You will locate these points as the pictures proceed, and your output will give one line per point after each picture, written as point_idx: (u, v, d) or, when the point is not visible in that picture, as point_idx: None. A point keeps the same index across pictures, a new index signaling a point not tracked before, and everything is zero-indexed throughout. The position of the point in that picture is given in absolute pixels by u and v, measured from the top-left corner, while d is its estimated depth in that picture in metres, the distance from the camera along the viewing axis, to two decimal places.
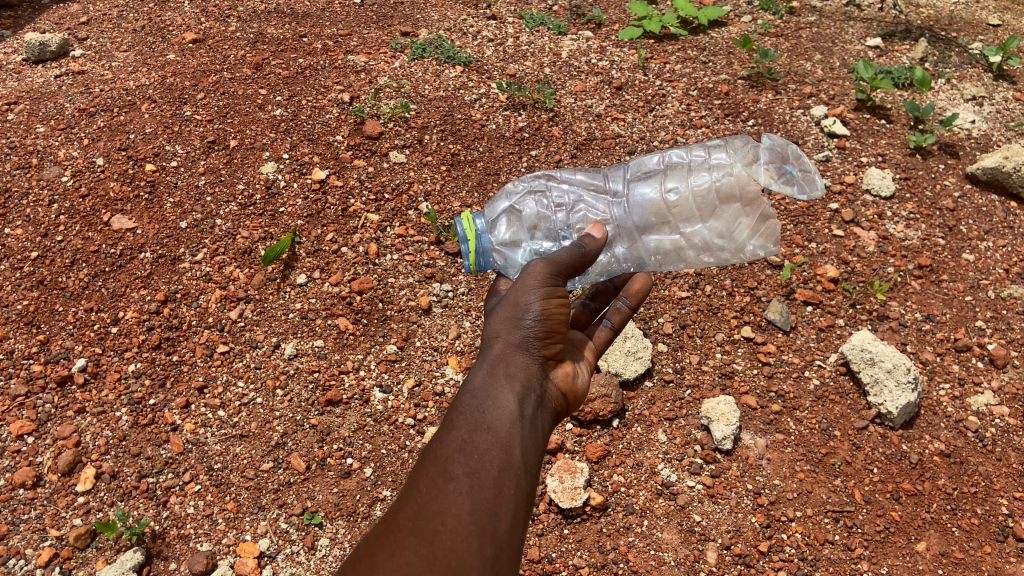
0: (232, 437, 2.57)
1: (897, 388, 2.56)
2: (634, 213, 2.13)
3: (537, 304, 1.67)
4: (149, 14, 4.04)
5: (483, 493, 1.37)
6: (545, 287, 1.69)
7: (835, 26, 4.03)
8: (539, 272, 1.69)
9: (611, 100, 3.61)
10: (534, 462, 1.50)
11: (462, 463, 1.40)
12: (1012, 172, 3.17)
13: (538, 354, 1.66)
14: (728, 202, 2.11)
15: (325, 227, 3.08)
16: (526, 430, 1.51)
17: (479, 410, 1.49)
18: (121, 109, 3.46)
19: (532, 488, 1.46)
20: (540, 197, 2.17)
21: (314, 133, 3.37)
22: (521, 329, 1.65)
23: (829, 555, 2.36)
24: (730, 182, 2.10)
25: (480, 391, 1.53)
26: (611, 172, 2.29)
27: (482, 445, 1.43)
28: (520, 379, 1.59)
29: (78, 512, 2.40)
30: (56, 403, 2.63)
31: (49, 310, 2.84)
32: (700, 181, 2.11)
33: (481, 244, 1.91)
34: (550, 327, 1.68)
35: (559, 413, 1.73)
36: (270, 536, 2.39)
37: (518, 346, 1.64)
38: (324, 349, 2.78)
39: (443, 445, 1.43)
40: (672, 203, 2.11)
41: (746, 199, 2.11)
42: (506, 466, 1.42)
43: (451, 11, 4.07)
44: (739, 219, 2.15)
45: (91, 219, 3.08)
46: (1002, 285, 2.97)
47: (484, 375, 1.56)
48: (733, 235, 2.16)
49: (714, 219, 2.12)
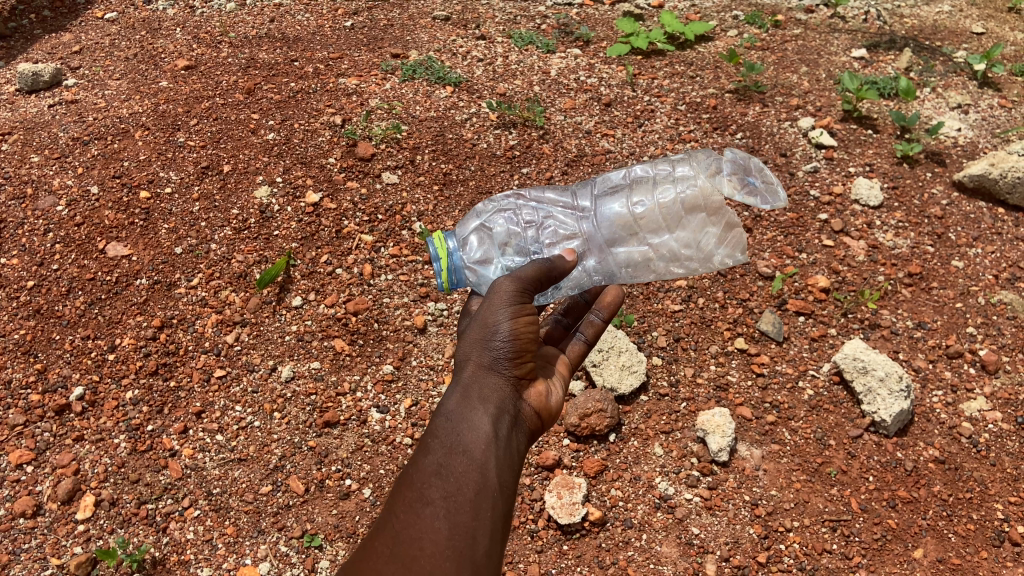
0: (230, 461, 2.58)
1: (890, 396, 2.58)
2: (603, 227, 2.17)
3: (506, 325, 1.69)
4: (142, 42, 4.08)
5: (461, 516, 1.39)
6: (512, 305, 1.70)
7: (820, 39, 4.08)
8: (506, 292, 1.71)
9: (601, 116, 3.64)
10: (510, 482, 1.52)
11: (438, 487, 1.42)
12: (999, 178, 3.21)
13: (511, 375, 1.68)
14: (694, 212, 2.12)
15: (320, 249, 3.11)
16: (501, 452, 1.53)
17: (454, 433, 1.51)
18: (115, 137, 3.49)
19: (508, 509, 1.49)
20: (510, 215, 2.21)
21: (307, 156, 3.40)
22: (492, 350, 1.67)
23: (827, 565, 2.38)
24: (694, 192, 2.11)
25: (456, 414, 1.56)
26: (579, 190, 2.32)
27: (458, 468, 1.45)
28: (494, 402, 1.62)
29: (79, 540, 2.40)
30: (55, 432, 2.64)
31: (46, 339, 2.85)
32: (665, 194, 2.13)
33: (453, 264, 1.94)
34: (521, 346, 1.70)
35: (535, 433, 1.74)
36: (270, 560, 2.39)
37: (490, 367, 1.66)
38: (321, 370, 2.79)
39: (419, 470, 1.45)
40: (638, 215, 2.14)
41: (711, 209, 2.12)
42: (482, 489, 1.44)
43: (440, 32, 4.11)
44: (705, 229, 2.15)
45: (86, 246, 3.10)
46: (992, 291, 3.00)
47: (458, 398, 1.59)
48: (701, 244, 2.17)
49: (681, 231, 2.14)
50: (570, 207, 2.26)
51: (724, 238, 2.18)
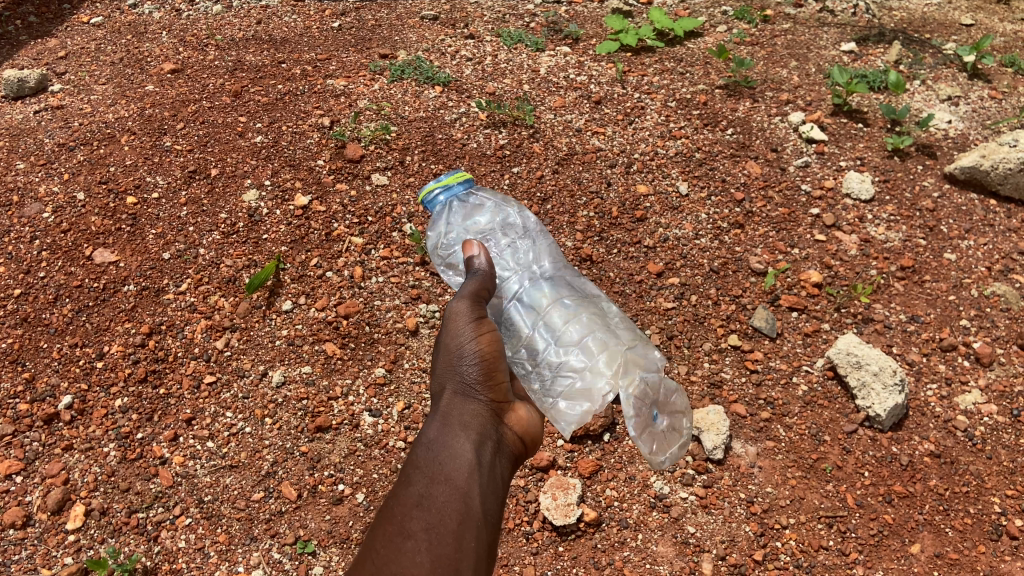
0: (222, 468, 2.56)
1: (884, 391, 2.58)
2: (535, 292, 2.21)
3: (474, 347, 1.75)
4: (128, 46, 4.05)
5: (444, 547, 1.38)
6: (481, 328, 1.78)
7: (810, 33, 4.07)
8: (465, 311, 1.78)
9: (591, 114, 3.62)
10: (493, 511, 1.53)
11: (420, 519, 1.41)
12: (990, 170, 3.20)
13: (487, 402, 1.72)
14: (583, 354, 2.02)
15: (309, 252, 3.08)
16: (483, 479, 1.54)
17: (435, 463, 1.53)
18: (101, 142, 3.46)
19: (492, 540, 1.49)
20: (509, 229, 2.41)
21: (296, 158, 3.37)
22: (463, 375, 1.73)
23: (824, 561, 2.36)
24: (603, 346, 2.02)
25: (435, 443, 1.58)
26: (567, 269, 2.42)
27: (440, 497, 1.46)
28: (474, 429, 1.65)
29: (70, 551, 2.38)
30: (43, 441, 2.61)
31: (33, 348, 2.82)
32: (588, 326, 2.09)
33: (442, 193, 2.13)
34: (490, 371, 1.76)
35: (515, 460, 1.76)
36: (263, 567, 2.38)
37: (464, 394, 1.71)
38: (312, 375, 2.77)
39: (401, 504, 1.45)
40: (556, 314, 2.14)
41: (592, 368, 1.97)
42: (465, 519, 1.45)
43: (428, 31, 4.09)
44: (570, 374, 2.00)
45: (73, 253, 3.07)
46: (985, 283, 2.99)
47: (439, 427, 1.62)
48: (555, 380, 2.01)
49: (561, 354, 2.04)
50: (545, 263, 2.35)
51: (573, 398, 1.96)
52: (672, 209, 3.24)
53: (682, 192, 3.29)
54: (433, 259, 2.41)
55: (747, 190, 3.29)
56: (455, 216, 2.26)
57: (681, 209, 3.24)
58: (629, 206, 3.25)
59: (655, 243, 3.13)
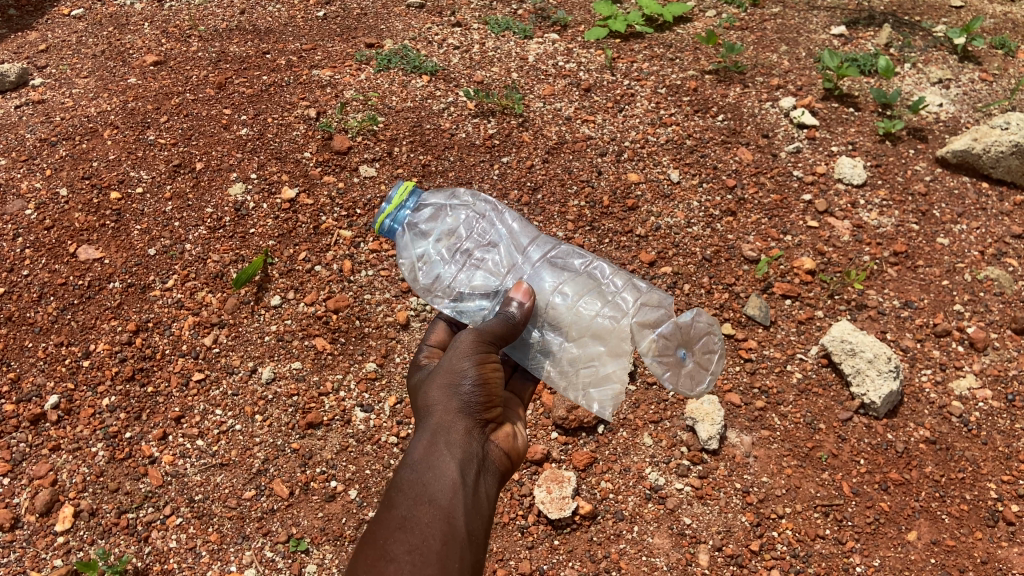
0: (212, 466, 2.53)
1: (879, 377, 2.56)
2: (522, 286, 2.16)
3: (472, 371, 1.70)
4: (109, 38, 3.98)
5: (428, 568, 1.37)
6: (478, 353, 1.73)
7: (799, 17, 4.03)
8: (469, 342, 1.73)
9: (580, 102, 3.58)
10: (478, 531, 1.51)
11: (403, 541, 1.40)
12: (982, 153, 3.18)
13: (478, 421, 1.69)
14: (598, 339, 2.09)
15: (298, 246, 3.04)
16: (468, 498, 1.52)
17: (420, 483, 1.50)
18: (83, 136, 3.40)
19: (477, 559, 1.47)
20: (472, 219, 2.36)
21: (282, 150, 3.33)
22: (460, 396, 1.67)
23: (821, 551, 2.35)
24: (614, 323, 2.10)
25: (420, 463, 1.54)
26: (535, 238, 2.36)
27: (423, 519, 1.44)
28: (461, 447, 1.61)
29: (59, 553, 2.34)
30: (30, 442, 2.57)
31: (18, 347, 2.78)
32: (590, 306, 2.11)
33: (393, 220, 2.13)
34: (487, 392, 1.71)
35: (503, 475, 1.74)
36: (255, 566, 2.36)
37: (457, 413, 1.65)
38: (302, 370, 2.74)
39: (383, 526, 1.43)
40: (555, 305, 2.09)
41: (612, 349, 2.10)
42: (449, 539, 1.43)
43: (415, 20, 4.04)
44: (595, 359, 2.10)
45: (57, 251, 3.01)
46: (979, 267, 2.98)
47: (425, 445, 1.58)
48: (579, 372, 2.10)
49: (577, 347, 2.09)
50: (518, 247, 2.30)
51: (602, 385, 2.10)
52: (664, 197, 3.21)
53: (673, 179, 3.26)
54: (412, 275, 2.31)
55: (739, 177, 3.27)
56: (416, 233, 2.25)
57: (673, 197, 3.21)
58: (621, 195, 3.22)
59: (647, 232, 3.09)
